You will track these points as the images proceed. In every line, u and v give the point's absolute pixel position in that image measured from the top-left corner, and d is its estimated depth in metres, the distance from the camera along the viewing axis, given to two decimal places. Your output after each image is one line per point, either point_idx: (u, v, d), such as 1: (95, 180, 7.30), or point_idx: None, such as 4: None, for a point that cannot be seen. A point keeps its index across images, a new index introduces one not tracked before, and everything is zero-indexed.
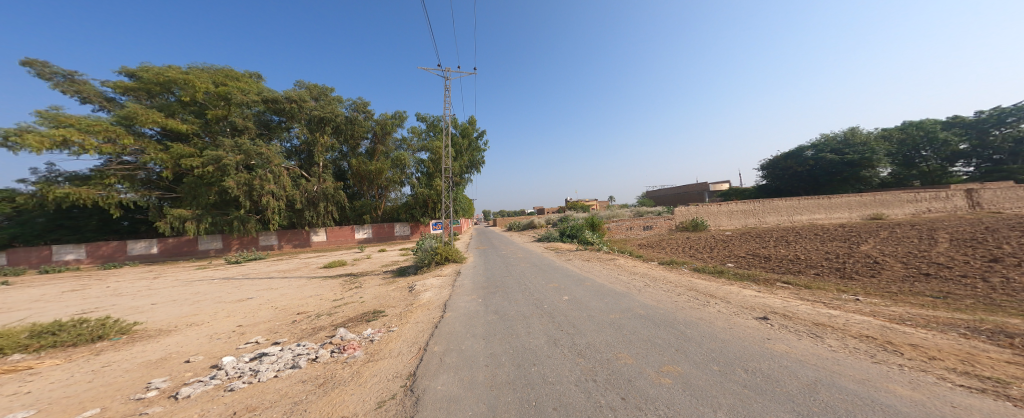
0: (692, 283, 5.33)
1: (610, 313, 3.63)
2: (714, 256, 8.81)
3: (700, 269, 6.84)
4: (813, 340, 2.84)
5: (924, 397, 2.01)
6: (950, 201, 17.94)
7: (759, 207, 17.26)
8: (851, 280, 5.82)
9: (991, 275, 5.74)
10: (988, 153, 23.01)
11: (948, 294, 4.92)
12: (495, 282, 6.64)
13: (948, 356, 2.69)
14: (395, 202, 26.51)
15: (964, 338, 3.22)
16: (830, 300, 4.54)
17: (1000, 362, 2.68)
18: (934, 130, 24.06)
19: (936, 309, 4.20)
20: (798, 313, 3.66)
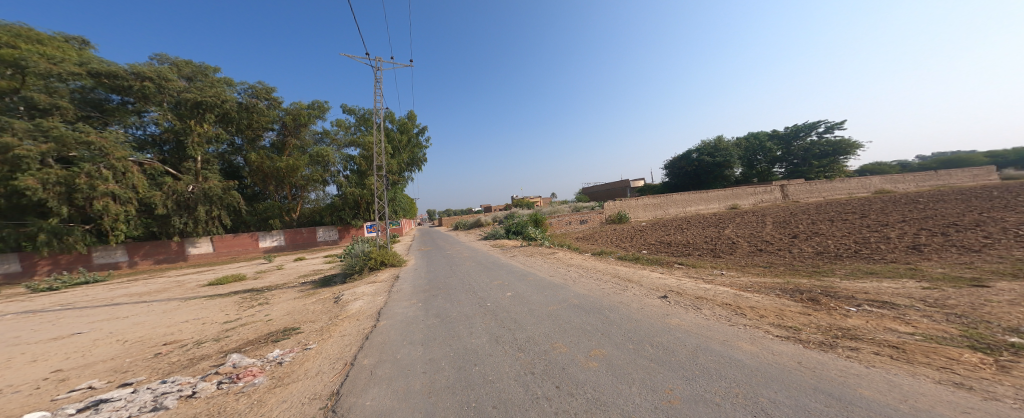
0: (615, 270, 6.08)
1: (549, 304, 3.92)
2: (631, 245, 10.21)
3: (623, 257, 7.85)
4: (697, 312, 3.55)
5: (757, 349, 2.73)
6: (773, 194, 24.25)
7: (664, 201, 20.53)
8: (718, 258, 7.46)
9: (794, 247, 8.09)
10: (793, 159, 31.66)
11: (772, 263, 6.74)
12: (439, 283, 6.46)
13: (770, 313, 3.70)
14: (320, 204, 23.43)
15: (780, 298, 4.47)
16: (707, 275, 5.74)
17: (798, 313, 3.82)
18: (762, 141, 32.16)
19: (765, 276, 5.71)
20: (686, 289, 4.52)
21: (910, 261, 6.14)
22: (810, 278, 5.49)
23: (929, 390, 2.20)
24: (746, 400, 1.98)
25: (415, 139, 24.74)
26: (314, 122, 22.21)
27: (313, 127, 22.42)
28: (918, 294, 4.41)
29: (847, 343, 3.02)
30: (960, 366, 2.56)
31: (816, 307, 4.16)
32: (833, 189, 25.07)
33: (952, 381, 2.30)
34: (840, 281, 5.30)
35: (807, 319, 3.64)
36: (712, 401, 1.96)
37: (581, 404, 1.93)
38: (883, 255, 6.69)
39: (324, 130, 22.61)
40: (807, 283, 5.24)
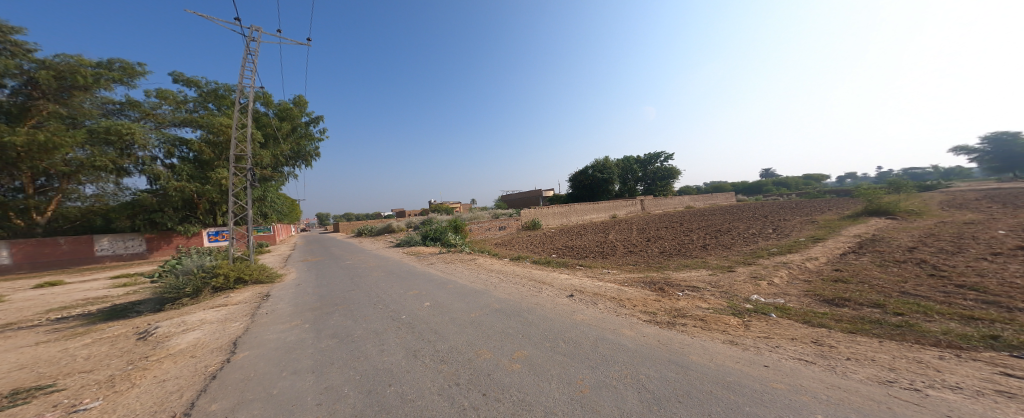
0: (532, 274, 6.45)
1: (471, 311, 3.87)
2: (540, 249, 11.09)
3: (535, 260, 8.45)
4: (595, 307, 4.12)
5: (635, 333, 3.37)
6: (639, 206, 30.46)
7: (568, 210, 22.95)
8: (606, 259, 8.91)
9: (650, 248, 10.42)
10: (648, 180, 40.22)
11: (636, 262, 8.49)
12: (335, 298, 5.50)
13: (641, 303, 4.62)
14: (108, 201, 16.60)
15: (644, 289, 5.67)
16: (600, 274, 6.77)
17: (658, 301, 4.92)
18: (631, 163, 39.89)
19: (634, 272, 7.18)
20: (587, 288, 5.19)
21: (704, 255, 8.81)
22: (657, 272, 7.17)
23: (719, 349, 3.19)
24: (633, 379, 2.42)
25: (301, 129, 20.38)
26: (107, 88, 15.82)
27: (99, 93, 15.78)
28: (708, 278, 6.40)
29: (680, 320, 4.07)
30: (731, 328, 3.81)
31: (664, 294, 5.44)
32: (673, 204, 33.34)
33: (728, 340, 3.40)
34: (674, 272, 7.14)
35: (660, 304, 4.73)
36: (612, 385, 2.31)
37: (508, 408, 1.97)
38: (691, 252, 9.36)
39: (128, 101, 16.24)
40: (657, 276, 6.84)
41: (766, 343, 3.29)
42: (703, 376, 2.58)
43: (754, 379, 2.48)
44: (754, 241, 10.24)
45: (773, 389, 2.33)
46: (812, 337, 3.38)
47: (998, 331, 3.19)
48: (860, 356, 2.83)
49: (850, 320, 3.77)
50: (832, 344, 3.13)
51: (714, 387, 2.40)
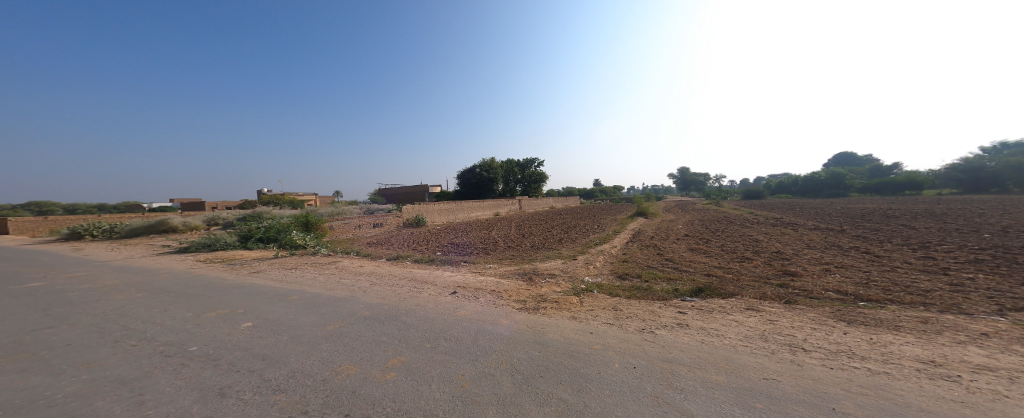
0: (413, 274, 6.12)
1: (320, 326, 3.27)
2: (417, 247, 10.76)
3: (418, 259, 8.13)
4: (477, 301, 4.27)
5: (509, 322, 3.65)
6: (518, 204, 33.41)
7: (455, 206, 22.95)
8: (489, 254, 9.35)
9: (522, 243, 11.75)
10: (524, 181, 44.42)
11: (510, 254, 9.42)
12: (58, 329, 3.52)
13: (516, 293, 5.05)
14: None
15: (520, 280, 6.23)
16: (482, 269, 7.08)
17: (530, 290, 5.49)
18: (513, 165, 43.10)
19: (512, 264, 7.94)
20: (469, 283, 5.30)
21: (556, 247, 10.52)
22: (527, 264, 8.05)
23: (566, 325, 4.02)
24: (507, 365, 2.61)
25: None
26: None
27: None
28: (564, 266, 7.64)
29: (543, 305, 4.65)
30: (570, 304, 4.91)
31: (532, 283, 6.13)
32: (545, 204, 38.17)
33: (570, 315, 4.36)
34: (538, 263, 8.13)
35: (529, 292, 5.31)
36: (491, 373, 2.44)
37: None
38: (547, 245, 11.07)
39: None
40: (530, 267, 7.64)
41: (591, 314, 4.54)
42: (556, 347, 3.21)
43: (583, 345, 3.45)
44: (588, 234, 13.12)
45: (596, 350, 3.39)
46: (612, 304, 5.03)
47: (680, 284, 5.83)
48: (635, 313, 4.60)
49: (628, 288, 5.77)
50: (622, 308, 4.81)
51: (563, 358, 3.01)
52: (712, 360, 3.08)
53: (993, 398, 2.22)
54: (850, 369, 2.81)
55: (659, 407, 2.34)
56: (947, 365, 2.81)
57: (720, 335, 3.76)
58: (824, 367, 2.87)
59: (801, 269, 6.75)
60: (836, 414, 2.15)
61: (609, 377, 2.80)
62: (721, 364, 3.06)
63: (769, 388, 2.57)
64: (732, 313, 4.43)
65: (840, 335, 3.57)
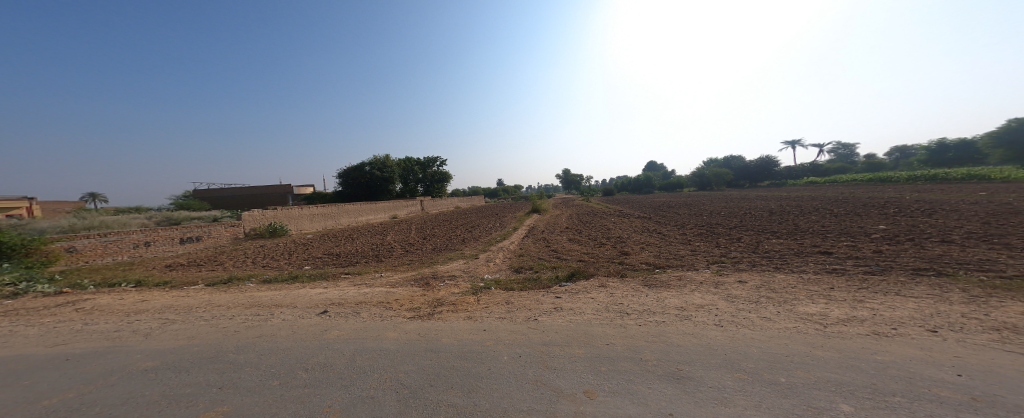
0: (259, 299, 4.95)
1: (21, 406, 2.13)
2: (256, 265, 8.70)
3: (266, 280, 6.64)
4: (356, 317, 3.79)
5: (398, 334, 3.35)
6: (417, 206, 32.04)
7: (335, 210, 20.36)
8: (380, 262, 8.62)
9: (422, 246, 11.14)
10: (427, 181, 42.87)
11: (411, 259, 8.89)
12: None
13: (408, 300, 4.79)
14: None
15: (411, 286, 5.94)
16: (371, 280, 6.32)
17: (421, 294, 5.30)
18: (412, 164, 41.13)
19: (414, 269, 7.48)
20: (346, 298, 4.67)
21: (459, 248, 10.38)
22: (426, 267, 7.70)
23: (460, 327, 4.04)
24: (391, 381, 2.38)
25: None
26: None
27: None
28: (465, 266, 7.58)
29: (440, 308, 4.57)
30: (466, 305, 4.93)
31: (428, 288, 5.89)
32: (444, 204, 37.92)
33: (466, 316, 4.42)
34: (439, 266, 7.85)
35: (424, 298, 5.04)
36: (368, 396, 2.16)
37: None
38: (450, 245, 10.88)
39: None
40: (428, 271, 7.29)
41: (485, 311, 4.70)
42: (442, 349, 3.14)
43: (477, 343, 3.56)
44: (490, 232, 13.44)
45: (487, 346, 3.54)
46: (505, 299, 5.25)
47: (559, 271, 6.49)
48: (523, 304, 4.95)
49: (521, 280, 6.12)
50: (513, 301, 5.10)
51: (455, 361, 2.92)
52: (576, 336, 3.88)
53: (704, 327, 3.96)
54: (648, 323, 4.16)
55: (537, 390, 2.69)
56: (687, 308, 4.57)
57: (580, 312, 4.57)
58: (637, 325, 4.13)
59: (630, 247, 8.63)
60: (644, 363, 3.31)
61: (498, 371, 2.95)
62: (581, 337, 3.90)
63: (610, 353, 3.53)
64: (591, 292, 5.30)
65: (643, 296, 5.04)
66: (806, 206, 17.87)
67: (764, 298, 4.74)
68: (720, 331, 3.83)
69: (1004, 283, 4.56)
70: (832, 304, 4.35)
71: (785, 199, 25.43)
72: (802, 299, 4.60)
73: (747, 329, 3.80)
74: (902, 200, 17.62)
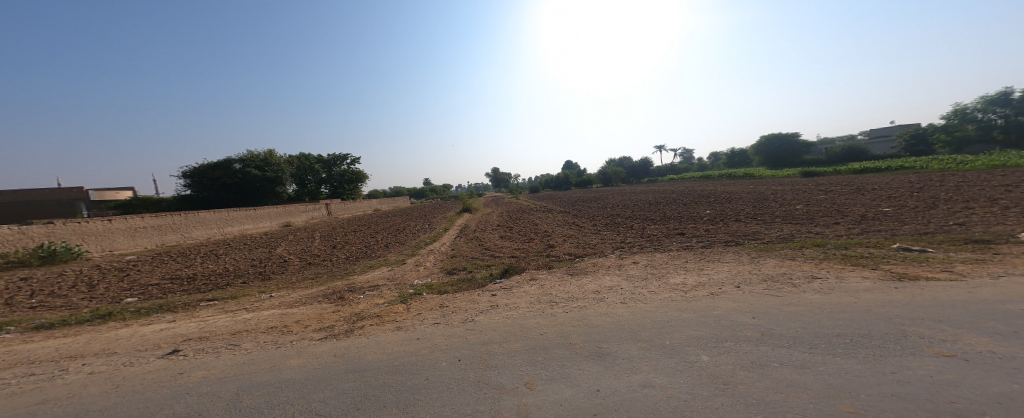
0: (82, 350, 3.71)
1: None
2: (17, 306, 5.98)
3: (40, 326, 4.75)
4: (254, 354, 3.41)
5: (305, 366, 3.06)
6: (321, 211, 28.18)
7: (178, 221, 15.16)
8: (268, 280, 7.37)
9: (331, 256, 9.80)
10: (333, 182, 38.08)
11: (318, 274, 7.75)
12: None
13: (311, 321, 4.52)
14: None
15: (319, 303, 5.35)
16: (250, 303, 5.60)
17: (332, 312, 4.87)
18: (309, 163, 36.01)
19: (315, 286, 6.55)
20: (250, 330, 4.23)
21: (383, 254, 9.56)
22: (340, 280, 6.88)
23: (388, 339, 3.82)
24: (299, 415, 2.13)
25: None
26: None
27: None
28: (387, 274, 7.02)
29: (360, 323, 4.35)
30: (397, 315, 4.63)
31: (344, 302, 5.38)
32: (354, 207, 34.34)
33: (395, 326, 4.19)
34: (357, 276, 7.12)
35: (341, 314, 4.77)
36: None
37: None
38: (374, 252, 9.91)
39: None
40: (340, 284, 6.55)
41: (417, 318, 4.47)
42: (367, 374, 2.84)
43: (411, 354, 3.35)
44: (418, 235, 12.72)
45: (422, 355, 3.36)
46: (438, 303, 5.05)
47: (493, 269, 6.54)
48: (458, 306, 4.84)
49: (454, 282, 5.96)
50: (449, 304, 4.94)
51: (384, 379, 2.74)
52: (512, 331, 3.97)
53: (614, 305, 4.58)
54: (573, 309, 4.51)
55: (480, 391, 2.67)
56: (602, 290, 5.15)
57: (516, 306, 4.68)
58: (565, 312, 4.45)
59: (555, 240, 9.28)
60: (571, 346, 3.63)
61: (436, 379, 2.84)
62: (516, 331, 4.01)
63: (545, 343, 3.72)
64: (524, 285, 5.50)
65: (568, 284, 5.46)
66: (668, 197, 22.53)
67: (649, 273, 5.86)
68: (625, 307, 4.52)
69: (762, 246, 7.42)
70: (687, 271, 5.96)
71: (661, 191, 31.09)
72: (673, 271, 5.98)
73: (638, 301, 4.69)
74: (723, 191, 24.03)
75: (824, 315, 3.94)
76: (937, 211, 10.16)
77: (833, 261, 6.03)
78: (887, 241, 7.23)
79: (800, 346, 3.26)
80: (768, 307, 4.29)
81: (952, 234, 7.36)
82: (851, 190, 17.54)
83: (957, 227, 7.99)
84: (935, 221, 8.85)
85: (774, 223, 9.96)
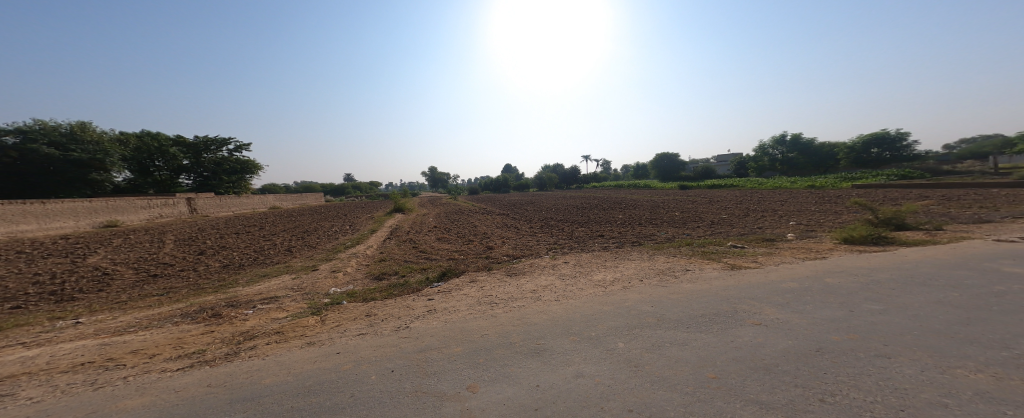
0: None
1: None
2: None
3: None
4: (73, 400, 2.47)
5: (173, 402, 2.40)
6: (175, 208, 21.94)
7: None
8: (71, 303, 5.28)
9: (197, 265, 7.70)
10: (200, 171, 30.25)
11: (171, 289, 5.97)
12: None
13: (164, 348, 3.48)
14: None
15: (177, 326, 4.15)
16: (36, 336, 3.92)
17: (198, 335, 3.84)
18: (162, 144, 27.62)
19: (160, 306, 4.99)
20: (58, 370, 3.02)
21: (287, 260, 8.04)
22: (214, 294, 5.49)
23: (294, 358, 3.24)
24: None
25: None
26: None
27: None
28: (289, 284, 5.91)
29: (248, 344, 3.57)
30: (308, 329, 3.96)
31: (221, 320, 4.33)
32: (231, 204, 27.91)
33: (304, 342, 3.59)
34: (240, 288, 5.79)
35: (219, 335, 3.83)
36: None
37: None
38: (272, 258, 8.22)
39: None
40: (211, 300, 5.21)
41: (337, 331, 3.91)
42: (274, 404, 2.35)
43: (332, 371, 2.92)
44: (336, 238, 11.10)
45: (346, 371, 2.96)
46: (365, 311, 4.53)
47: (429, 273, 6.19)
48: (389, 314, 4.42)
49: (384, 288, 5.43)
50: (376, 312, 4.46)
51: (290, 403, 2.36)
52: (452, 335, 3.83)
53: (549, 303, 4.88)
54: (512, 309, 4.63)
55: (420, 401, 2.50)
56: (539, 290, 5.42)
57: (455, 310, 4.54)
58: (505, 313, 4.53)
59: (493, 242, 9.37)
60: (512, 345, 3.72)
61: (365, 395, 2.54)
62: (456, 336, 3.88)
63: (486, 344, 3.71)
64: (463, 288, 5.38)
65: (508, 285, 5.57)
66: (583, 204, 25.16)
67: (578, 271, 6.45)
68: (558, 304, 4.86)
69: (656, 245, 8.99)
70: (612, 269, 6.75)
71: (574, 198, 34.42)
72: (597, 269, 6.70)
73: (568, 298, 5.10)
74: (626, 199, 28.14)
75: (702, 298, 5.02)
76: (758, 218, 14.03)
77: (706, 256, 7.73)
78: (733, 240, 9.63)
79: (685, 327, 4.07)
80: (663, 296, 5.22)
81: (764, 234, 10.31)
82: (708, 201, 22.72)
83: (767, 229, 11.22)
84: (755, 225, 12.23)
85: (664, 226, 12.17)
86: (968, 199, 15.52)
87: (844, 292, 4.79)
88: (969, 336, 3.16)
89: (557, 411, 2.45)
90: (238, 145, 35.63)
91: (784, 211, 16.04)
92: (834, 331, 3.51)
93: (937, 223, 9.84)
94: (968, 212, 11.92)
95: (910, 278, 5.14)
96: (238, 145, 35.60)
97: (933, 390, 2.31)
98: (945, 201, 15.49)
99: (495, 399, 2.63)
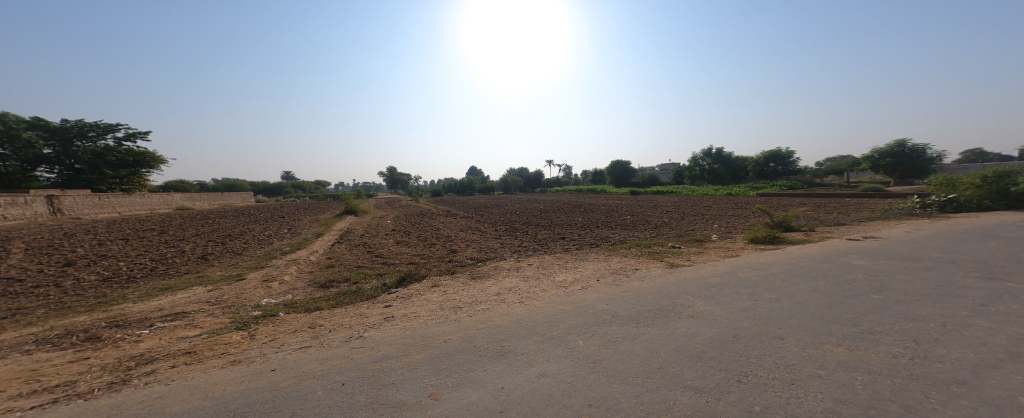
0: None
1: None
2: None
3: None
4: None
5: None
6: (30, 208, 17.38)
7: None
8: None
9: (65, 280, 6.13)
10: (71, 163, 24.70)
11: (19, 310, 4.64)
12: None
13: (11, 384, 2.68)
14: None
15: (31, 355, 3.24)
16: None
17: (66, 364, 3.04)
18: (12, 127, 21.92)
19: (1, 333, 3.83)
20: None
21: (200, 269, 6.84)
22: (91, 314, 4.41)
23: (209, 380, 2.73)
24: None
25: None
26: None
27: None
28: (205, 296, 5.03)
29: (142, 370, 2.91)
30: (231, 347, 3.38)
31: (103, 344, 3.49)
32: (117, 203, 23.04)
33: (226, 361, 3.06)
34: (133, 306, 4.74)
35: (100, 362, 3.08)
36: None
37: None
38: (179, 268, 6.91)
39: None
40: (85, 321, 4.17)
41: (270, 346, 3.41)
42: None
43: (264, 391, 2.51)
44: (268, 243, 9.79)
45: (283, 389, 2.58)
46: (308, 323, 4.03)
47: (386, 278, 5.75)
48: (339, 323, 3.99)
49: (332, 297, 4.90)
50: (323, 323, 4.00)
51: None
52: (412, 343, 3.58)
53: (513, 305, 4.84)
54: (477, 313, 4.49)
55: (374, 414, 2.26)
56: (504, 292, 5.35)
57: (417, 316, 4.27)
58: (468, 317, 4.37)
59: (456, 245, 9.10)
60: (477, 349, 3.59)
61: (307, 413, 2.23)
62: (418, 343, 3.63)
63: (448, 349, 3.54)
64: (424, 293, 5.09)
65: (471, 288, 5.41)
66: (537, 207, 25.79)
67: (541, 273, 6.53)
68: (523, 306, 4.85)
69: (610, 246, 9.54)
70: (573, 270, 6.97)
71: (528, 201, 35.13)
72: (558, 270, 6.86)
73: (532, 299, 5.12)
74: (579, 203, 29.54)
75: (652, 295, 5.39)
76: (691, 221, 15.70)
77: (654, 256, 8.40)
78: (673, 241, 10.62)
79: (636, 322, 4.32)
80: (617, 294, 5.51)
81: (694, 235, 11.55)
82: (649, 206, 24.83)
83: (699, 231, 12.59)
84: (690, 227, 13.66)
85: (613, 229, 12.96)
86: (839, 206, 19.23)
87: (762, 284, 5.53)
88: (855, 315, 3.84)
89: (521, 412, 2.38)
90: (126, 133, 29.86)
91: (711, 215, 18.22)
92: (759, 318, 4.00)
93: (822, 226, 11.97)
94: (836, 216, 14.80)
95: (808, 270, 6.15)
96: (126, 134, 29.84)
97: (834, 361, 2.73)
98: (821, 207, 19.04)
99: (457, 405, 2.49)
